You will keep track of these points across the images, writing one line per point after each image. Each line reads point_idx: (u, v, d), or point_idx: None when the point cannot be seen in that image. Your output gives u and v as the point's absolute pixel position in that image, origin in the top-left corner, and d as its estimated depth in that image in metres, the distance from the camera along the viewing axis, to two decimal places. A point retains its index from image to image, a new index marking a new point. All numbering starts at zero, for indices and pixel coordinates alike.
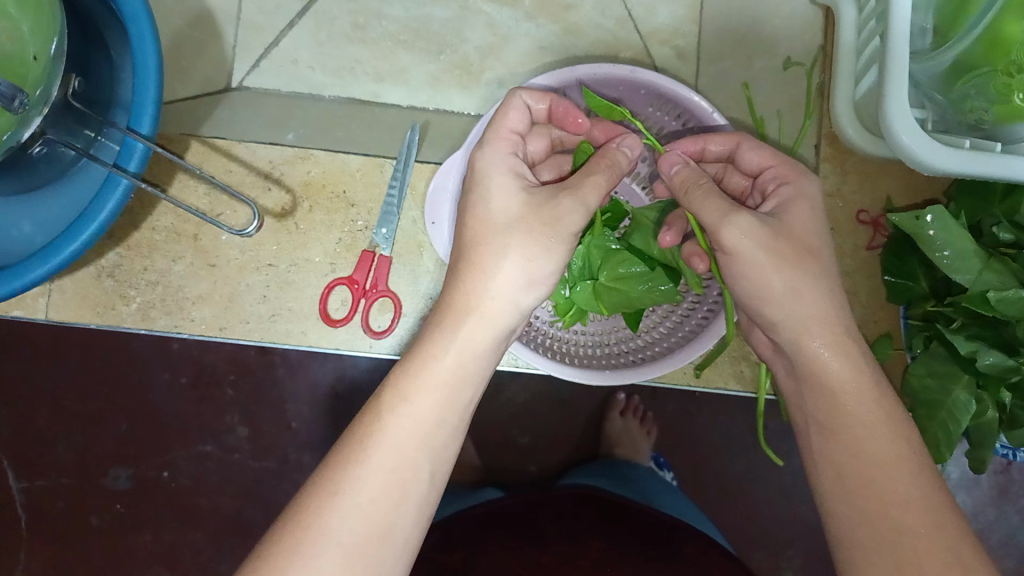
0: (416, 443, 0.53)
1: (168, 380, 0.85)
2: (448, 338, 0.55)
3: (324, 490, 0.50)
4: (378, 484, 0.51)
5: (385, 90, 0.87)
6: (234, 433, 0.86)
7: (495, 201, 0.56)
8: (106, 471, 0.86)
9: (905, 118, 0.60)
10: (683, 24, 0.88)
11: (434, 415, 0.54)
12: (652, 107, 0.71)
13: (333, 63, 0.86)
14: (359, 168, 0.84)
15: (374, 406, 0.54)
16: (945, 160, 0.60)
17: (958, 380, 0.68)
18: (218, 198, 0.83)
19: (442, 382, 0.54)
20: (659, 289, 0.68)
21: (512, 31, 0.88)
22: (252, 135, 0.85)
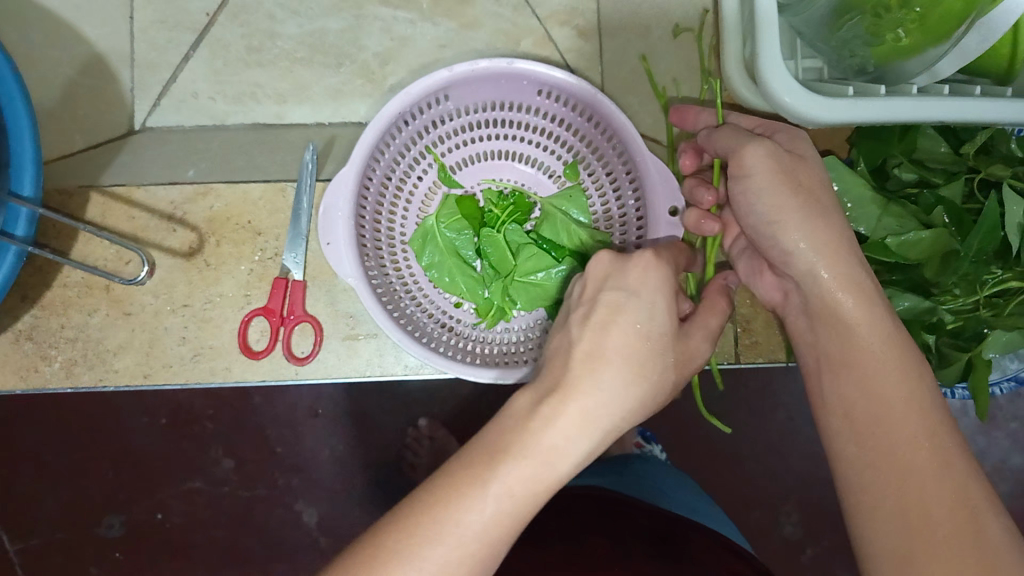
0: (487, 545, 0.46)
1: (144, 424, 0.87)
2: (557, 422, 0.48)
3: (388, 558, 0.44)
4: (450, 559, 0.45)
5: (289, 110, 0.86)
6: (220, 466, 0.89)
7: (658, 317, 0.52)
8: (100, 521, 0.89)
9: (781, 74, 0.59)
10: (579, 2, 0.88)
11: (528, 497, 0.47)
12: (540, 97, 0.68)
13: (232, 91, 0.86)
14: (262, 195, 0.82)
15: (445, 486, 0.46)
16: (823, 111, 0.59)
17: None
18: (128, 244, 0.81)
19: (529, 484, 0.47)
20: (571, 275, 0.67)
21: (410, 33, 0.87)
22: (157, 175, 0.83)
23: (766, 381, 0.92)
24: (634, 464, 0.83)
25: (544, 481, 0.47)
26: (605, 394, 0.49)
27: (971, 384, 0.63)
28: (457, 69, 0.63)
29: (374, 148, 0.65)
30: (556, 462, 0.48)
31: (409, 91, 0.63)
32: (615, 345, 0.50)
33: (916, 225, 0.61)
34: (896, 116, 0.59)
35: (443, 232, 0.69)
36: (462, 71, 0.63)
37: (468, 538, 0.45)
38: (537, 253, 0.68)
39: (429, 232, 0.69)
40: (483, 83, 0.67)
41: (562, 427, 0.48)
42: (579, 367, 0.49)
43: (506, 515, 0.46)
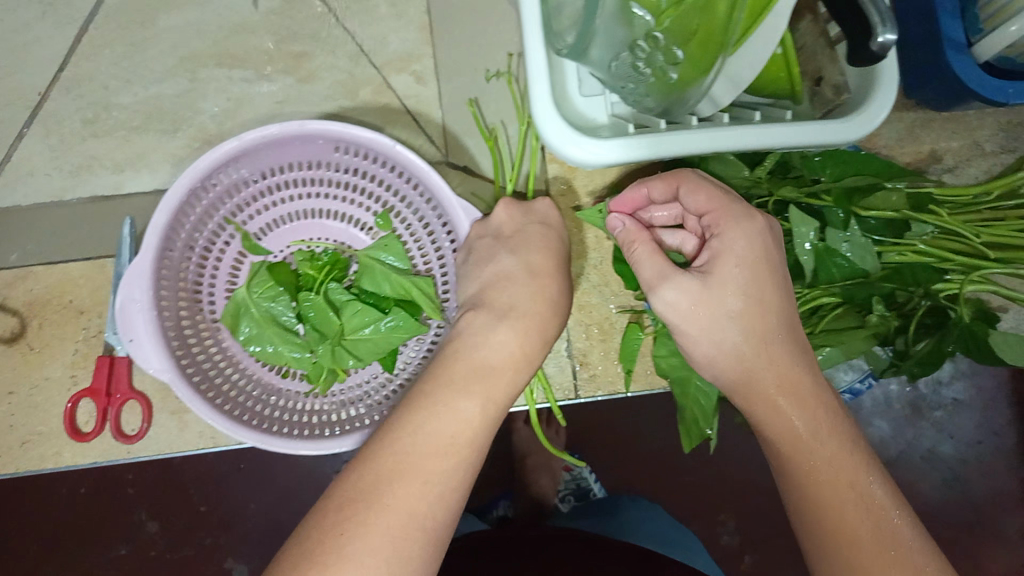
0: (468, 441, 0.53)
1: (65, 492, 0.82)
2: (498, 336, 0.58)
3: (383, 463, 0.51)
4: (439, 451, 0.51)
5: (128, 179, 0.85)
6: (144, 529, 0.85)
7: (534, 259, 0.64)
8: None
9: (550, 119, 0.59)
10: (416, 48, 0.88)
11: (487, 396, 0.55)
12: (337, 151, 0.69)
13: (69, 165, 0.85)
14: (80, 274, 0.81)
15: (414, 402, 0.54)
16: (597, 155, 0.60)
17: None
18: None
19: (486, 389, 0.56)
20: (402, 325, 0.65)
21: (247, 92, 0.87)
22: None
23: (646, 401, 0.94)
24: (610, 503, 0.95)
25: (488, 395, 0.56)
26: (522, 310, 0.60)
27: None
28: (244, 138, 0.63)
29: (174, 228, 0.64)
30: (502, 370, 0.57)
31: (196, 166, 0.62)
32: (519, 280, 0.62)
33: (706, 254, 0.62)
34: (669, 152, 0.60)
35: (259, 303, 0.67)
36: (249, 140, 0.63)
37: (446, 442, 0.52)
38: (362, 309, 0.66)
39: (243, 303, 0.67)
40: (277, 147, 0.67)
41: (504, 337, 0.59)
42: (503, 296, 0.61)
43: (486, 410, 0.55)
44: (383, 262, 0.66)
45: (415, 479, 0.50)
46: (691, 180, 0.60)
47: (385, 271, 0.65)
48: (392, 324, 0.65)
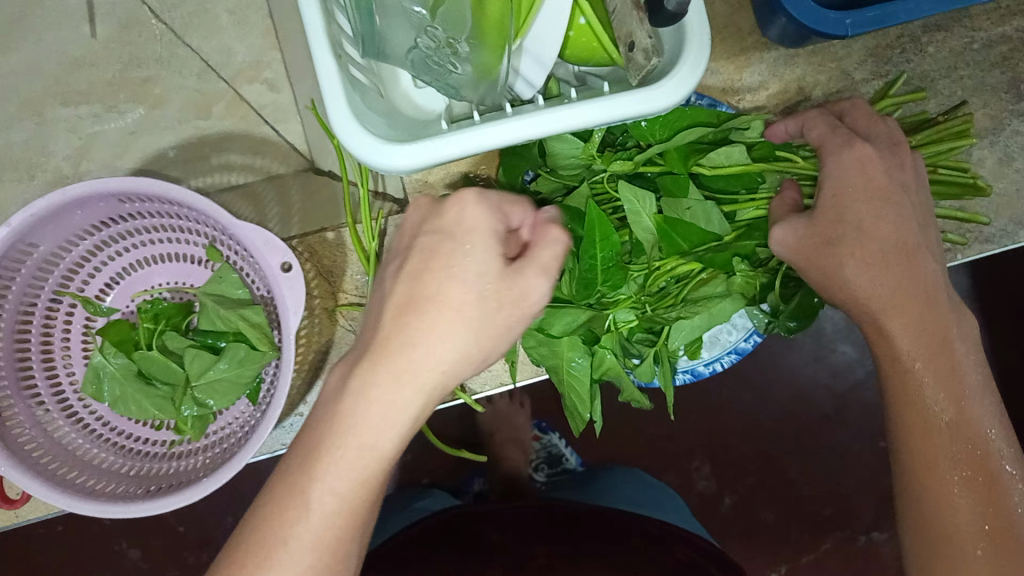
0: (365, 487, 0.47)
1: (41, 533, 0.91)
2: (411, 354, 0.47)
3: (269, 522, 0.46)
4: (327, 506, 0.46)
5: None
6: (127, 556, 0.93)
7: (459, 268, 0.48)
8: None
9: (350, 127, 0.55)
10: (263, 54, 0.86)
11: (390, 427, 0.47)
12: (130, 203, 0.66)
13: None
14: None
15: (310, 442, 0.47)
16: (400, 159, 0.55)
17: (564, 343, 0.64)
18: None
19: (385, 442, 0.47)
20: (244, 357, 0.66)
21: (98, 127, 0.84)
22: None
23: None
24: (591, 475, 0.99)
25: (381, 448, 0.47)
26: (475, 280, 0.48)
27: (667, 370, 0.65)
28: (15, 222, 0.60)
29: None
30: (405, 413, 0.47)
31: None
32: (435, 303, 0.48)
33: None
34: (479, 146, 0.55)
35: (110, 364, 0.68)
36: (20, 223, 0.59)
37: (350, 486, 0.47)
38: (199, 353, 0.67)
39: (98, 367, 0.68)
40: (62, 218, 0.64)
41: (417, 355, 0.47)
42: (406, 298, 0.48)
43: (385, 445, 0.47)
44: (213, 301, 0.67)
45: (305, 543, 0.46)
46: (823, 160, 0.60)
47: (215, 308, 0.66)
48: (240, 355, 0.66)
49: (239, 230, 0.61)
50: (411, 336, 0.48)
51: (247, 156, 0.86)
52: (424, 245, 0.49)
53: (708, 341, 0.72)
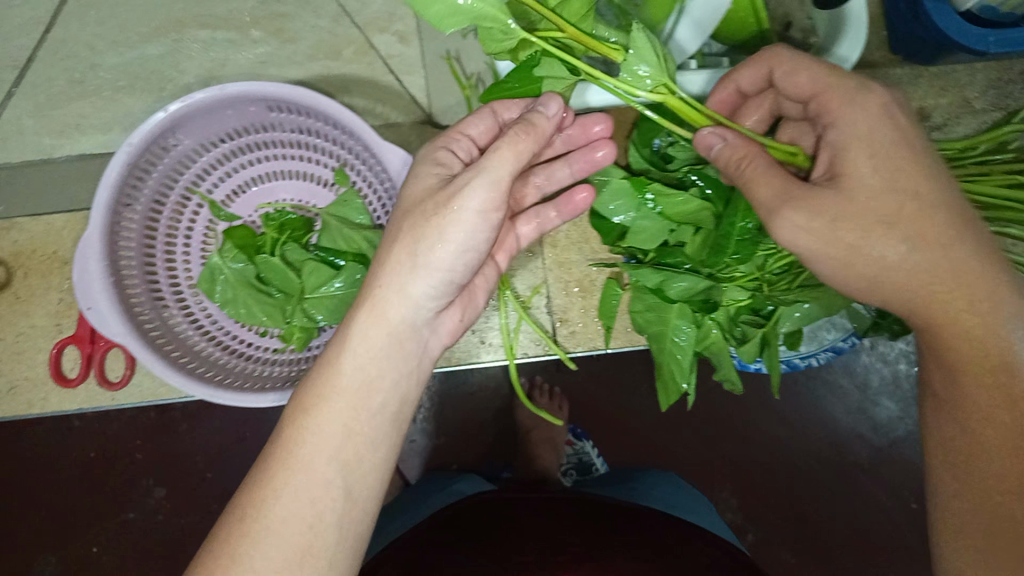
0: (310, 459, 0.50)
1: (74, 457, 0.88)
2: (359, 339, 0.53)
3: (279, 466, 0.50)
4: (309, 463, 0.50)
5: (114, 139, 0.85)
6: (151, 494, 0.89)
7: (469, 201, 0.52)
8: (32, 564, 0.89)
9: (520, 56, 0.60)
10: (397, 8, 0.88)
11: (366, 422, 0.52)
12: (275, 111, 0.69)
13: (56, 125, 0.85)
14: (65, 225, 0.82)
15: (298, 407, 0.52)
16: (566, 91, 0.59)
17: (671, 309, 0.64)
18: (61, 273, 0.81)
19: (362, 390, 0.53)
20: (357, 279, 0.68)
21: (229, 52, 0.87)
22: (60, 205, 0.83)
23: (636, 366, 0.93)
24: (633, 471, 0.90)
25: (369, 395, 0.53)
26: (486, 194, 0.52)
27: (773, 354, 0.64)
28: (172, 110, 0.63)
29: (121, 198, 0.64)
30: (372, 368, 0.53)
31: (133, 141, 0.63)
32: (454, 230, 0.53)
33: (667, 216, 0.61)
34: (636, 91, 0.60)
35: (228, 267, 0.70)
36: (177, 110, 0.63)
37: (324, 462, 0.50)
38: (317, 267, 0.69)
39: (216, 269, 0.70)
40: (212, 115, 0.67)
41: (369, 334, 0.54)
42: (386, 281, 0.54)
43: (350, 445, 0.51)
44: (337, 220, 0.69)
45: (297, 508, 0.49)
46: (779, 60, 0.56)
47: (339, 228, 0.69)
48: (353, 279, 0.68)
49: (385, 150, 0.64)
50: (387, 275, 0.54)
51: (369, 103, 0.88)
52: (394, 226, 0.55)
53: (808, 337, 0.75)
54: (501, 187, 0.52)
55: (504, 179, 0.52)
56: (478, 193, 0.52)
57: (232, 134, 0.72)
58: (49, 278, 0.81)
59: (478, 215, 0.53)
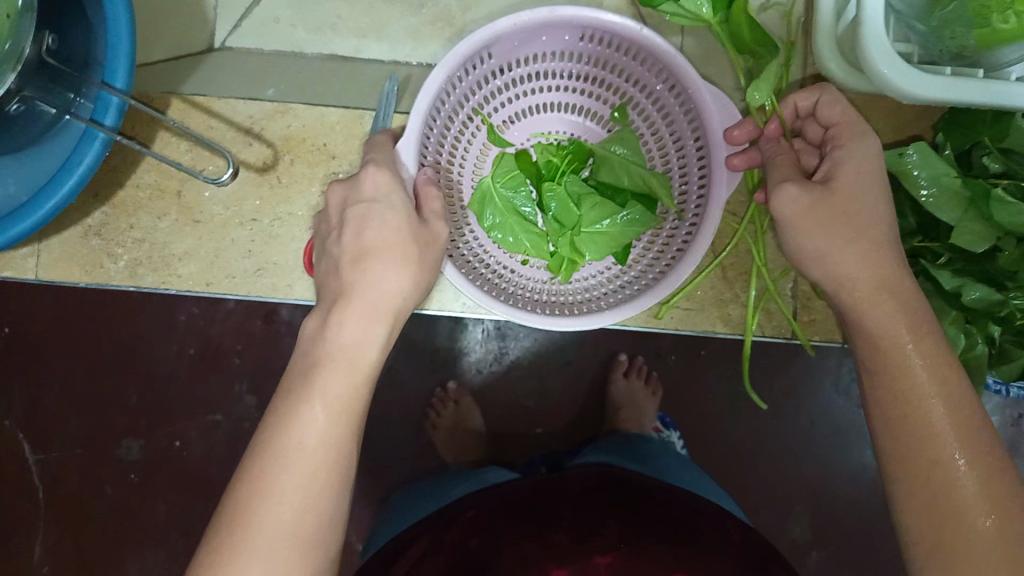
0: (339, 445, 0.53)
1: (171, 352, 0.88)
2: (353, 333, 0.56)
3: (264, 460, 0.52)
4: (305, 457, 0.52)
5: (367, 45, 0.84)
6: (241, 402, 0.88)
7: (376, 204, 0.58)
8: (119, 442, 0.90)
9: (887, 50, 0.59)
10: None
11: (344, 412, 0.54)
12: (584, 41, 0.70)
13: (313, 20, 0.84)
14: (339, 120, 0.81)
15: (282, 407, 0.54)
16: (926, 87, 0.60)
17: (947, 315, 0.67)
18: (329, 165, 0.82)
19: (352, 374, 0.55)
20: (635, 219, 0.69)
21: None
22: (335, 97, 0.82)
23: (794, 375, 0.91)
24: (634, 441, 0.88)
25: (357, 375, 0.55)
26: (388, 218, 0.58)
27: None
28: (500, 25, 0.63)
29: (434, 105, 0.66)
30: (361, 354, 0.56)
31: (456, 53, 0.63)
32: (376, 238, 0.57)
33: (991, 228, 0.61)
34: (991, 96, 0.60)
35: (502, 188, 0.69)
36: (505, 27, 0.63)
37: (315, 450, 0.53)
38: (599, 203, 0.69)
39: (486, 192, 0.69)
40: (524, 36, 0.68)
41: (357, 335, 0.56)
42: (348, 278, 0.57)
43: (332, 435, 0.53)
44: (623, 155, 0.68)
45: (298, 469, 0.52)
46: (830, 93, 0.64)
47: (625, 163, 0.67)
48: (629, 218, 0.69)
49: (701, 101, 0.65)
50: (359, 284, 0.57)
51: None
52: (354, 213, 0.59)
53: None
54: (397, 189, 0.59)
55: (391, 159, 0.61)
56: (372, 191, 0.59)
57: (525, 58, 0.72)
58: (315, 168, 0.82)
59: (388, 215, 0.58)
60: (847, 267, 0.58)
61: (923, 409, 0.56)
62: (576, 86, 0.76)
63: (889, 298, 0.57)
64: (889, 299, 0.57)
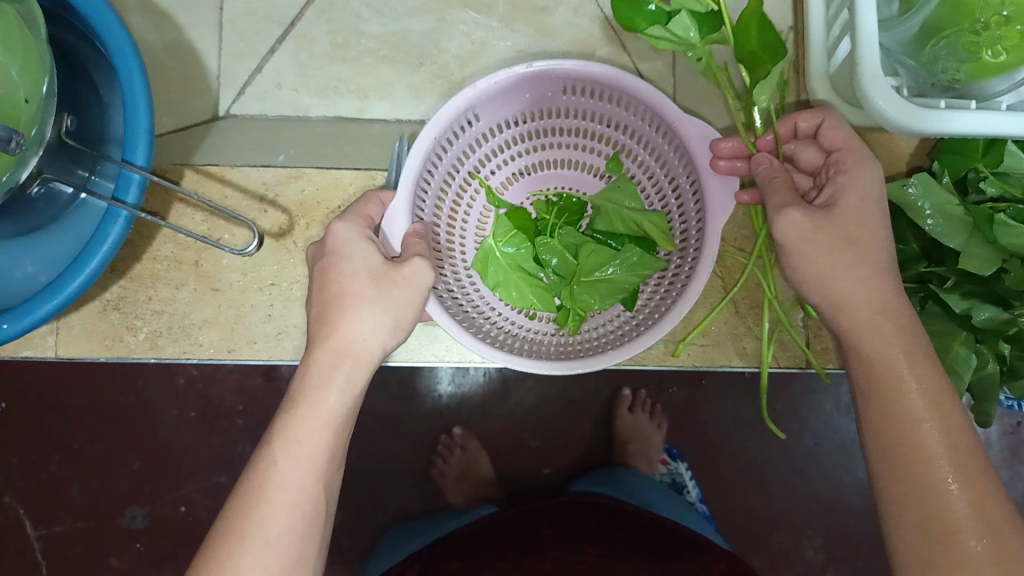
0: (317, 479, 0.58)
1: (175, 416, 0.87)
2: (326, 377, 0.60)
3: (246, 501, 0.56)
4: (285, 490, 0.57)
5: (370, 105, 0.86)
6: (247, 461, 0.88)
7: (353, 255, 0.61)
8: (124, 512, 0.89)
9: (880, 84, 0.63)
10: None
11: (316, 453, 0.58)
12: (568, 95, 0.71)
13: (316, 84, 0.86)
14: (352, 182, 0.84)
15: (261, 450, 0.59)
16: (920, 120, 0.63)
17: (957, 337, 0.69)
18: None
19: (320, 422, 0.59)
20: (637, 262, 0.69)
21: (488, 37, 0.86)
22: (346, 159, 0.85)
23: (796, 399, 0.93)
24: (622, 475, 0.92)
25: (324, 423, 0.59)
26: (364, 258, 0.61)
27: None
28: (482, 84, 0.66)
29: (427, 165, 0.68)
30: (328, 402, 0.60)
31: (440, 115, 0.66)
32: (339, 288, 0.61)
33: (999, 252, 0.63)
34: (983, 126, 0.63)
35: (501, 250, 0.72)
36: (483, 88, 0.66)
37: (293, 486, 0.57)
38: (596, 250, 0.69)
39: (489, 251, 0.72)
40: (510, 95, 0.70)
41: (331, 380, 0.60)
42: (325, 325, 0.61)
43: (307, 471, 0.58)
44: (614, 204, 0.71)
45: (269, 514, 0.56)
46: (833, 119, 0.67)
47: (619, 214, 0.70)
48: (632, 261, 0.69)
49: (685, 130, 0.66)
50: (334, 326, 0.61)
51: None
52: (323, 266, 0.63)
53: None
54: (360, 240, 0.62)
55: (357, 213, 0.64)
56: (353, 240, 0.62)
57: (523, 115, 0.74)
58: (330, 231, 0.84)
59: (366, 257, 0.61)
60: (847, 292, 0.60)
61: (919, 434, 0.57)
62: (575, 141, 0.77)
63: (887, 322, 0.59)
64: (885, 324, 0.59)
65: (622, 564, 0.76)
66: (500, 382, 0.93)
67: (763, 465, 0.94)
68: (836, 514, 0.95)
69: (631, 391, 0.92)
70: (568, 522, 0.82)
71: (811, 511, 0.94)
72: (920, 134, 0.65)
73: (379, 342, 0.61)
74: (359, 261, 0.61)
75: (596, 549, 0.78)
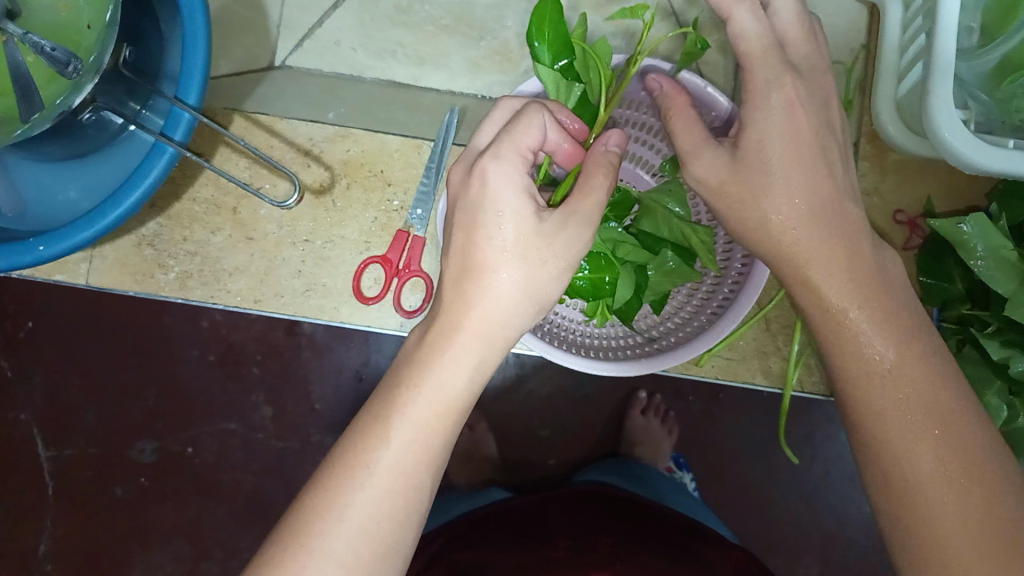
0: (422, 459, 0.50)
1: (194, 358, 0.88)
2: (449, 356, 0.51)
3: (340, 473, 0.49)
4: (391, 468, 0.49)
5: (426, 74, 0.85)
6: (258, 412, 0.89)
7: (503, 219, 0.50)
8: (131, 445, 0.90)
9: (950, 117, 0.61)
10: None
11: (429, 436, 0.50)
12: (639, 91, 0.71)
13: (376, 46, 0.85)
14: (398, 148, 0.84)
15: (369, 420, 0.51)
16: (986, 157, 0.61)
17: (991, 385, 0.68)
18: (384, 193, 0.84)
19: (439, 400, 0.50)
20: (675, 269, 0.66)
21: None
22: (394, 125, 0.85)
23: (815, 425, 0.91)
24: (634, 469, 0.90)
25: (442, 405, 0.51)
26: (518, 213, 0.50)
27: None
28: None
29: None
30: (452, 379, 0.51)
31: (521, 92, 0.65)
32: (493, 256, 0.50)
33: None
34: None
35: None
36: None
37: (400, 463, 0.49)
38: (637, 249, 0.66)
39: None
40: None
41: (453, 360, 0.51)
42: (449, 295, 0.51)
43: (418, 451, 0.50)
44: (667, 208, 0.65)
45: (370, 491, 0.49)
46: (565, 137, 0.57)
47: (667, 217, 0.64)
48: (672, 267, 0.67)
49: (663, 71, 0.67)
50: (468, 300, 0.51)
51: None
52: (462, 220, 0.51)
53: None
54: (516, 198, 0.50)
55: (515, 155, 0.50)
56: (505, 194, 0.50)
57: None
58: (369, 195, 0.84)
59: (524, 200, 0.50)
60: None
61: None
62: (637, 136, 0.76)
63: None
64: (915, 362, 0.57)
65: (632, 555, 0.72)
66: (514, 371, 0.92)
67: (768, 486, 0.93)
68: (840, 546, 0.93)
69: (647, 395, 0.91)
70: (572, 509, 0.81)
71: (814, 540, 0.93)
72: (986, 173, 0.63)
73: (516, 317, 0.52)
74: (496, 222, 0.50)
75: (608, 539, 0.75)
